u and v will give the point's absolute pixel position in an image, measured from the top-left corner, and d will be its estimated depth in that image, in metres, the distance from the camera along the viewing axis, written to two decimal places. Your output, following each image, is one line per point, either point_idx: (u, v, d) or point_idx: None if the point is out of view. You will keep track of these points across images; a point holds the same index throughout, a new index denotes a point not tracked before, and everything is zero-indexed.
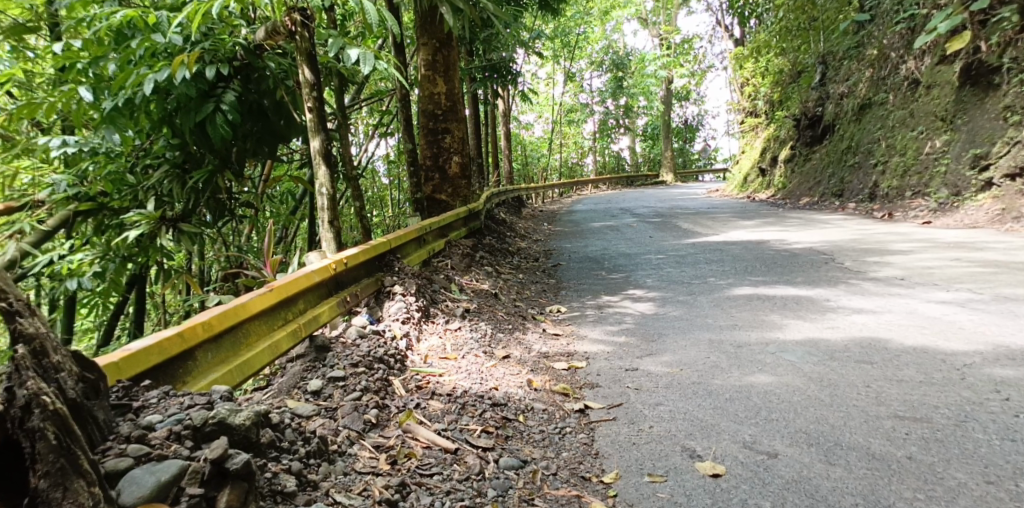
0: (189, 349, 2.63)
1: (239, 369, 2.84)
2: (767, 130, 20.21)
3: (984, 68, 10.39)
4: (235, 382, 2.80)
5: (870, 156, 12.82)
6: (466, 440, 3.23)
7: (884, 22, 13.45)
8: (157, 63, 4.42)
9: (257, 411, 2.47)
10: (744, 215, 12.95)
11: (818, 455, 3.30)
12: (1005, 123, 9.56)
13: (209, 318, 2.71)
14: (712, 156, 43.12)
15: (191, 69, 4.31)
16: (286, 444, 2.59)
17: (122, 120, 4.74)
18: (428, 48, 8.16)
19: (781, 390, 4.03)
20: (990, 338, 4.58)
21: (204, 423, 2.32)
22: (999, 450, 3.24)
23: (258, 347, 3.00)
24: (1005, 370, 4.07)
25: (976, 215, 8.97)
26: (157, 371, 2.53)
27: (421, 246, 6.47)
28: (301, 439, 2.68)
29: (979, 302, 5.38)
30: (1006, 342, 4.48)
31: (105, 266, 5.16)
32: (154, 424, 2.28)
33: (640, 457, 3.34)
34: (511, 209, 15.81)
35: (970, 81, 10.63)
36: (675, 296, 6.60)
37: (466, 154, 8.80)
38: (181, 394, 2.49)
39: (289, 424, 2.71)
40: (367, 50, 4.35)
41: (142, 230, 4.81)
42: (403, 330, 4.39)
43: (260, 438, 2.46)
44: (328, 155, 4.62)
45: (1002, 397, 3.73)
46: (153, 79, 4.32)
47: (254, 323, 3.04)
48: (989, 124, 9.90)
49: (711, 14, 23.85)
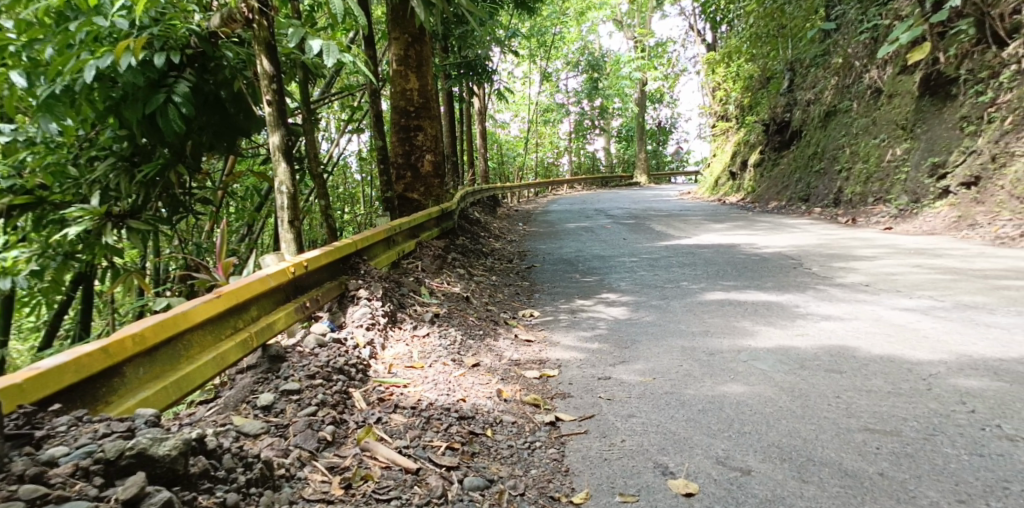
0: (113, 365, 2.40)
1: (176, 385, 2.61)
2: (737, 135, 20.34)
3: (943, 79, 10.42)
4: (170, 401, 2.58)
5: (835, 162, 12.88)
6: (429, 458, 3.03)
7: (849, 31, 13.61)
8: (100, 49, 4.19)
9: (185, 440, 2.27)
10: (714, 218, 12.91)
11: (791, 472, 3.17)
12: (962, 133, 9.60)
13: (140, 329, 2.49)
14: (685, 158, 43.46)
15: (138, 56, 4.10)
16: (222, 473, 2.39)
17: (60, 108, 4.46)
18: (400, 43, 7.92)
19: (754, 401, 3.90)
20: (954, 347, 4.51)
21: (119, 456, 2.15)
22: (967, 466, 3.14)
23: (200, 359, 2.77)
24: (970, 380, 4.00)
25: (933, 222, 8.99)
26: (71, 392, 2.30)
27: (391, 247, 6.27)
28: (241, 466, 2.47)
29: (941, 309, 5.32)
30: (970, 351, 4.41)
31: (44, 264, 4.87)
32: (56, 459, 2.10)
33: (611, 475, 3.18)
34: (486, 209, 15.64)
35: (929, 91, 10.67)
36: (648, 300, 6.47)
37: (439, 152, 8.61)
38: (97, 421, 2.28)
39: (229, 449, 2.50)
40: (330, 42, 4.13)
41: (83, 228, 4.52)
42: (367, 338, 4.18)
43: (188, 469, 2.27)
44: (288, 151, 4.39)
45: (968, 409, 3.64)
46: (96, 65, 4.09)
47: (198, 332, 2.82)
48: (946, 134, 9.93)
49: (684, 19, 23.96)
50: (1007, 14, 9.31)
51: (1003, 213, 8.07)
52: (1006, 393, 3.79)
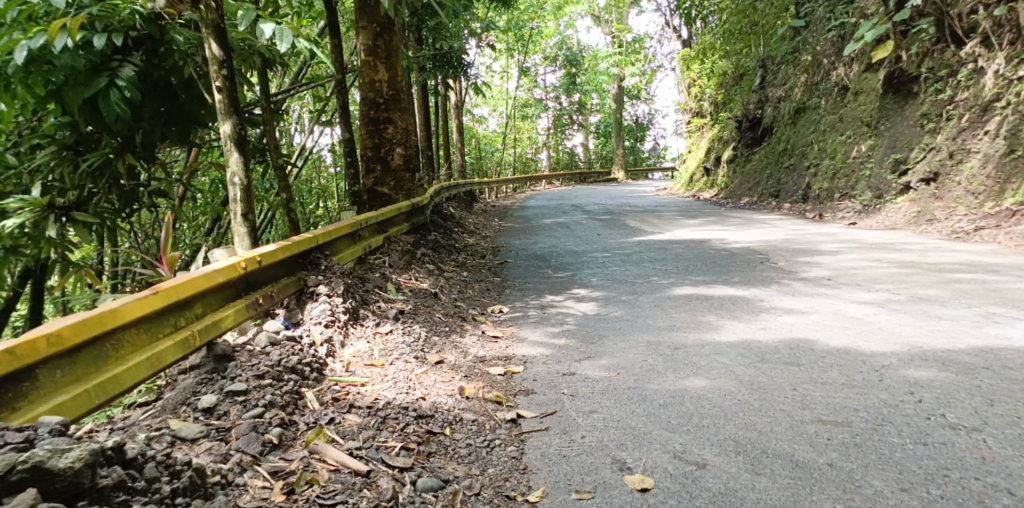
0: (25, 368, 2.26)
1: (98, 389, 2.48)
2: (711, 131, 20.42)
3: (905, 77, 10.51)
4: (90, 406, 2.44)
5: (804, 158, 12.97)
6: (382, 459, 2.92)
7: (817, 28, 13.72)
8: (33, 28, 4.12)
9: (92, 451, 2.16)
10: (688, 214, 12.92)
11: (745, 465, 3.12)
12: (922, 129, 9.70)
13: (58, 329, 2.35)
14: (661, 154, 43.65)
15: (73, 36, 4.04)
16: (142, 484, 2.29)
17: None
18: (369, 32, 7.77)
19: (714, 395, 3.86)
20: (906, 338, 4.51)
21: (11, 470, 2.03)
22: (913, 455, 3.13)
23: (130, 361, 2.64)
24: (920, 371, 4.00)
25: (895, 217, 9.06)
26: None
27: (357, 242, 6.15)
28: (168, 475, 2.38)
29: (897, 302, 5.33)
30: (921, 342, 4.42)
31: None
32: None
33: (569, 472, 3.11)
34: (461, 204, 15.55)
35: (892, 89, 10.76)
36: (617, 296, 6.42)
37: (410, 145, 8.49)
38: None
39: (153, 457, 2.40)
40: (282, 26, 4.01)
41: (18, 219, 4.52)
42: (324, 336, 4.07)
43: (96, 483, 2.16)
44: (240, 140, 4.28)
45: (916, 399, 3.64)
46: (28, 46, 4.02)
47: (129, 332, 2.69)
48: (908, 130, 10.03)
49: (660, 14, 24.01)
50: (965, 13, 9.37)
51: (959, 209, 8.15)
52: (952, 383, 3.80)
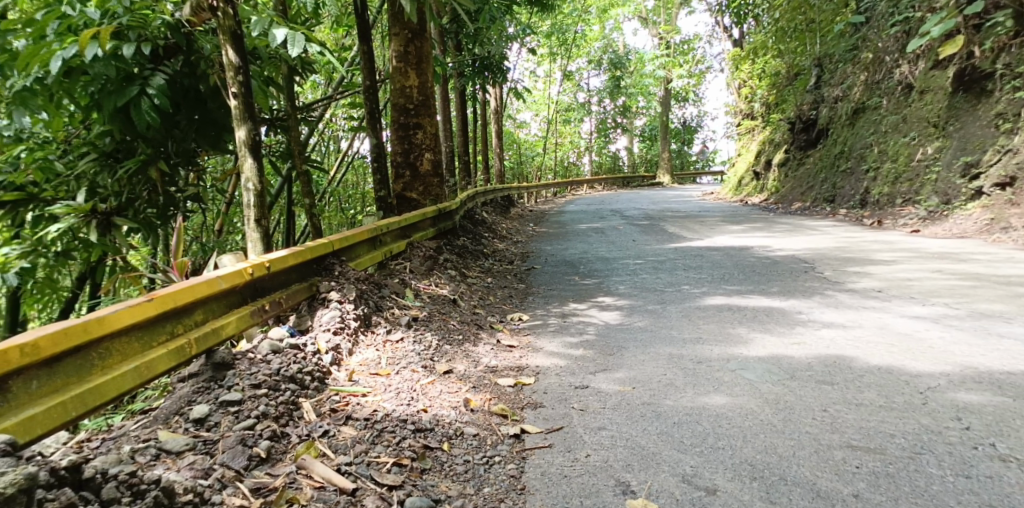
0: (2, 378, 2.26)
1: (77, 401, 2.47)
2: (762, 133, 20.01)
3: (977, 74, 10.17)
4: (66, 418, 2.42)
5: (862, 161, 12.61)
6: (371, 476, 2.87)
7: (879, 24, 13.32)
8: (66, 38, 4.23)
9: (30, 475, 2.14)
10: (732, 219, 12.66)
11: (759, 491, 3.00)
12: (997, 130, 9.34)
13: (42, 337, 2.36)
14: (710, 158, 43.01)
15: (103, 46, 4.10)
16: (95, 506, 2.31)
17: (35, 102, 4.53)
18: (400, 39, 7.79)
19: (733, 414, 3.71)
20: (960, 358, 4.29)
21: None
22: (950, 489, 2.96)
23: (116, 370, 2.63)
24: (970, 395, 3.79)
25: (964, 224, 8.71)
26: None
27: (378, 247, 6.13)
28: (127, 494, 2.40)
29: (954, 318, 5.09)
30: (977, 363, 4.20)
31: (34, 260, 4.92)
32: None
33: (568, 494, 3.02)
34: (498, 209, 15.52)
35: (962, 87, 10.38)
36: (645, 305, 6.28)
37: (439, 150, 8.44)
38: None
39: (116, 477, 2.43)
40: (295, 30, 4.01)
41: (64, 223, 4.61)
42: (331, 344, 4.05)
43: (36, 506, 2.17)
44: (255, 146, 4.28)
45: (963, 425, 3.45)
46: (63, 56, 4.09)
47: (118, 340, 2.69)
48: (980, 131, 9.68)
49: (711, 15, 23.62)
50: None
51: None
52: (1007, 410, 3.59)
